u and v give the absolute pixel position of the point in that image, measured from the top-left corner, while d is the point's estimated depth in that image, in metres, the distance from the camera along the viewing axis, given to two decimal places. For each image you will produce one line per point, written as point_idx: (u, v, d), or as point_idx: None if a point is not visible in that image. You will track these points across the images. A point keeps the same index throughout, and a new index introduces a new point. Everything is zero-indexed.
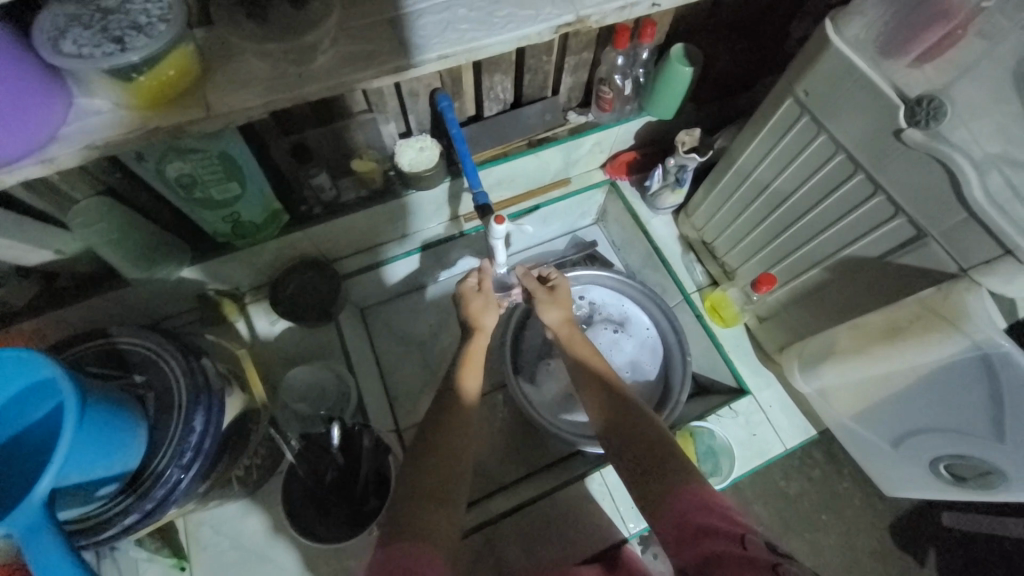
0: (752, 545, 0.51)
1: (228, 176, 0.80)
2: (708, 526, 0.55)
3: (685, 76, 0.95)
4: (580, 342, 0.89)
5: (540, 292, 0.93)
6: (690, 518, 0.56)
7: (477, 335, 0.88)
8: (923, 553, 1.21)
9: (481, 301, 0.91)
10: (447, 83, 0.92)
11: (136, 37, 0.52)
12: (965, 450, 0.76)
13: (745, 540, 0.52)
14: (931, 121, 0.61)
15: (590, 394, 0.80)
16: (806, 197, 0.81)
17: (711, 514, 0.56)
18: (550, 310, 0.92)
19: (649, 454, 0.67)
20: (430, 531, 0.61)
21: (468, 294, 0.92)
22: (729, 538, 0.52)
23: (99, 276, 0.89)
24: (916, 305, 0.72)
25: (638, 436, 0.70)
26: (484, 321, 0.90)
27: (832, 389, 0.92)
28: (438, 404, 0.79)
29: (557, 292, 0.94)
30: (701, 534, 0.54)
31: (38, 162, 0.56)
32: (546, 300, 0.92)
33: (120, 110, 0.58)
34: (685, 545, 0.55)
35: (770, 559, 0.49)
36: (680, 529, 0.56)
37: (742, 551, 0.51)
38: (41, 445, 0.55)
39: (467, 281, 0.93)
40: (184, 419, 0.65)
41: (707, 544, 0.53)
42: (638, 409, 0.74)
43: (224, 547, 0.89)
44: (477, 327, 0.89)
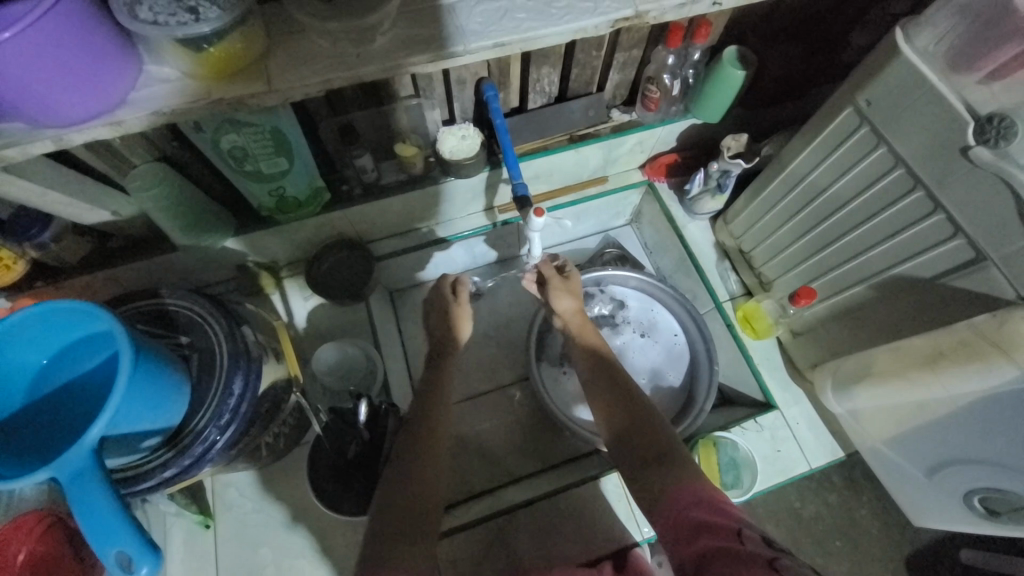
0: (749, 540, 0.50)
1: (277, 151, 0.82)
2: (706, 522, 0.54)
3: (736, 80, 0.93)
4: (591, 334, 0.88)
5: (554, 279, 0.92)
6: (689, 515, 0.55)
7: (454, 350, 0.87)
8: None
9: (460, 310, 0.89)
10: (495, 73, 0.92)
11: (209, 9, 0.53)
12: (1004, 485, 0.73)
13: (741, 536, 0.50)
14: (1001, 139, 0.58)
15: (596, 390, 0.79)
16: (857, 210, 0.78)
17: (709, 510, 0.55)
18: (563, 298, 0.90)
19: (652, 450, 0.67)
20: (411, 516, 0.62)
21: (447, 304, 0.90)
22: (725, 535, 0.51)
23: (148, 240, 0.92)
24: (966, 331, 0.68)
25: (642, 434, 0.70)
26: (461, 331, 0.89)
27: (865, 410, 0.89)
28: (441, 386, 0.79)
29: (571, 281, 0.93)
30: (699, 531, 0.53)
31: (107, 124, 0.59)
32: (560, 288, 0.91)
33: (186, 78, 0.60)
34: (683, 543, 0.54)
35: (768, 555, 0.47)
36: (679, 527, 0.55)
37: (738, 547, 0.49)
38: (93, 394, 0.57)
39: (446, 287, 0.91)
40: (224, 382, 0.67)
41: (704, 540, 0.52)
42: (642, 407, 0.73)
43: (246, 510, 0.92)
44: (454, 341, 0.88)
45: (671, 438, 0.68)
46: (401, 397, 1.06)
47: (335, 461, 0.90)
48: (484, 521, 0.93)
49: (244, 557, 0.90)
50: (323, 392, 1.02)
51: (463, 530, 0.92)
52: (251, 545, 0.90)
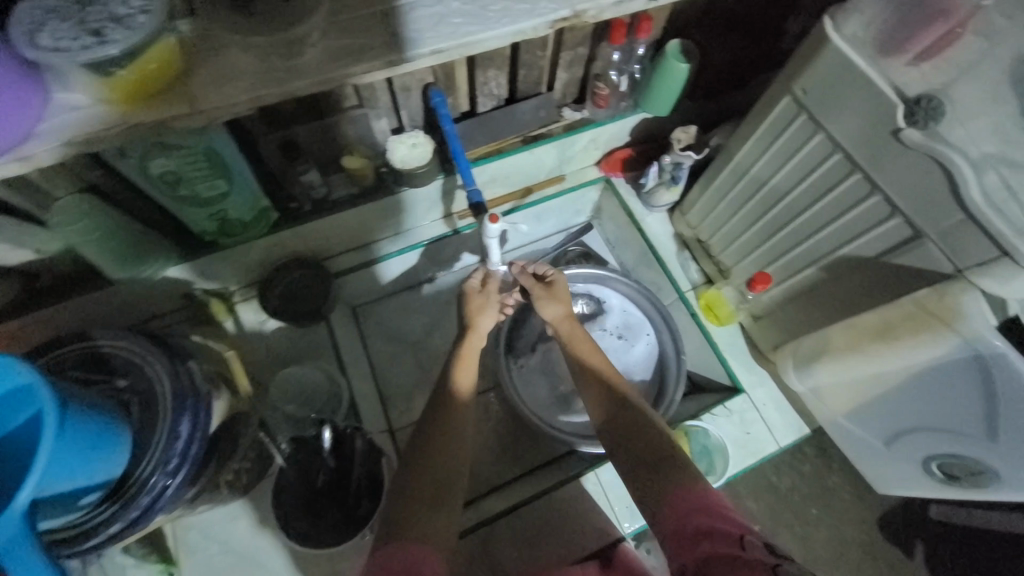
0: (750, 547, 0.51)
1: (214, 173, 0.77)
2: (708, 528, 0.54)
3: (680, 73, 0.94)
4: (580, 336, 0.88)
5: (537, 288, 0.91)
6: (689, 520, 0.56)
7: (470, 337, 0.86)
8: (910, 545, 1.23)
9: (480, 301, 0.89)
10: (440, 78, 0.90)
11: (115, 29, 0.49)
12: (961, 450, 0.77)
13: (743, 542, 0.51)
14: (930, 121, 0.61)
15: (591, 395, 0.80)
16: (802, 196, 0.81)
17: (713, 516, 0.56)
18: (548, 305, 0.90)
19: (652, 453, 0.67)
20: (419, 524, 0.63)
21: (469, 293, 0.90)
22: (728, 541, 0.52)
23: (81, 277, 0.86)
24: (911, 306, 0.70)
25: (642, 437, 0.70)
26: (480, 322, 0.88)
27: (827, 389, 0.92)
28: (435, 401, 0.78)
29: (558, 288, 0.92)
30: (702, 536, 0.54)
31: (13, 160, 0.54)
32: (544, 296, 0.90)
33: (98, 105, 0.56)
34: (685, 548, 0.54)
35: (770, 561, 0.48)
36: (680, 532, 0.56)
37: (740, 553, 0.50)
38: (20, 454, 0.53)
39: (470, 281, 0.92)
40: (169, 425, 0.63)
41: (706, 546, 0.53)
42: (637, 410, 0.73)
43: (213, 551, 0.88)
44: (472, 328, 0.86)
45: (668, 439, 0.69)
46: (371, 416, 1.03)
47: (302, 492, 0.86)
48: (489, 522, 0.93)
49: None
50: (287, 419, 0.98)
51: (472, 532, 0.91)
52: None
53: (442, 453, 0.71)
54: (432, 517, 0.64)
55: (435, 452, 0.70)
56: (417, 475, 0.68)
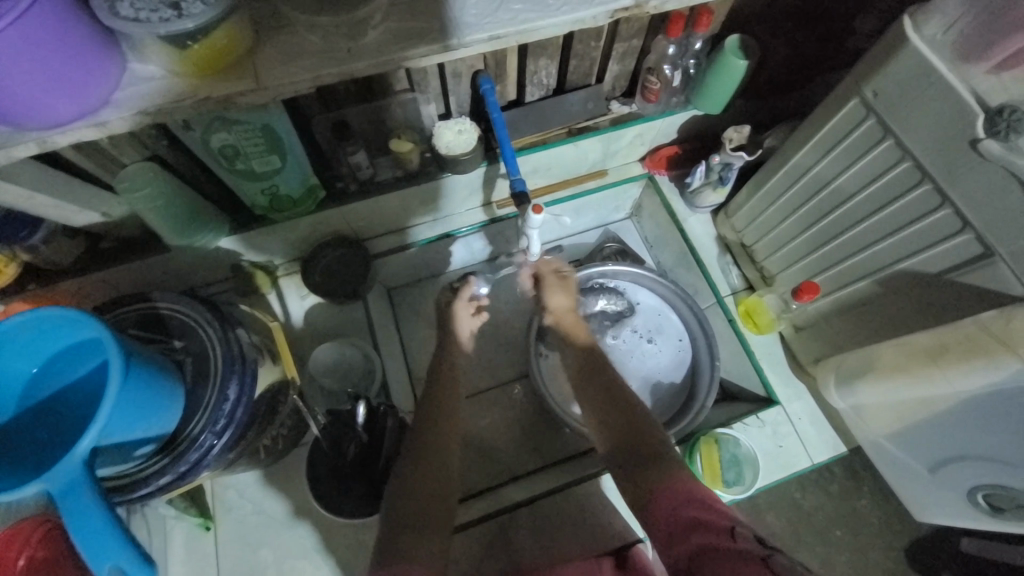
0: (740, 538, 0.51)
1: (269, 149, 0.80)
2: (698, 519, 0.54)
3: (738, 70, 0.91)
4: (580, 332, 0.88)
5: (549, 277, 0.92)
6: (679, 514, 0.56)
7: (455, 344, 0.87)
8: None
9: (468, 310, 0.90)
10: (491, 65, 0.90)
11: (192, 4, 0.51)
12: (1010, 482, 0.72)
13: (734, 533, 0.51)
14: (1011, 132, 0.56)
15: (586, 391, 0.79)
16: (862, 205, 0.77)
17: (701, 507, 0.56)
18: (556, 294, 0.91)
19: (642, 451, 0.67)
20: (425, 504, 0.66)
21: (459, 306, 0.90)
22: (718, 532, 0.52)
23: (141, 241, 0.91)
24: (972, 327, 0.66)
25: (635, 434, 0.70)
26: (460, 329, 0.89)
27: (868, 406, 0.88)
28: (430, 390, 0.80)
29: (569, 280, 0.93)
30: (693, 528, 0.53)
31: (91, 125, 0.57)
32: (553, 286, 0.91)
33: (171, 76, 0.58)
34: (676, 543, 0.54)
35: (760, 552, 0.48)
36: (670, 526, 0.56)
37: (730, 544, 0.50)
38: (86, 403, 0.56)
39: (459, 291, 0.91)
40: (218, 389, 0.66)
41: (696, 539, 0.52)
42: (635, 405, 0.73)
43: (247, 511, 0.92)
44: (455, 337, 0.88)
45: (662, 437, 0.69)
46: (400, 397, 1.05)
47: (333, 462, 0.89)
48: (491, 518, 0.93)
49: (246, 559, 0.89)
50: (321, 392, 1.01)
51: (472, 526, 0.92)
52: (254, 546, 0.90)
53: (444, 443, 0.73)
54: (427, 543, 0.63)
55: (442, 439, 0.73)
56: (414, 458, 0.70)
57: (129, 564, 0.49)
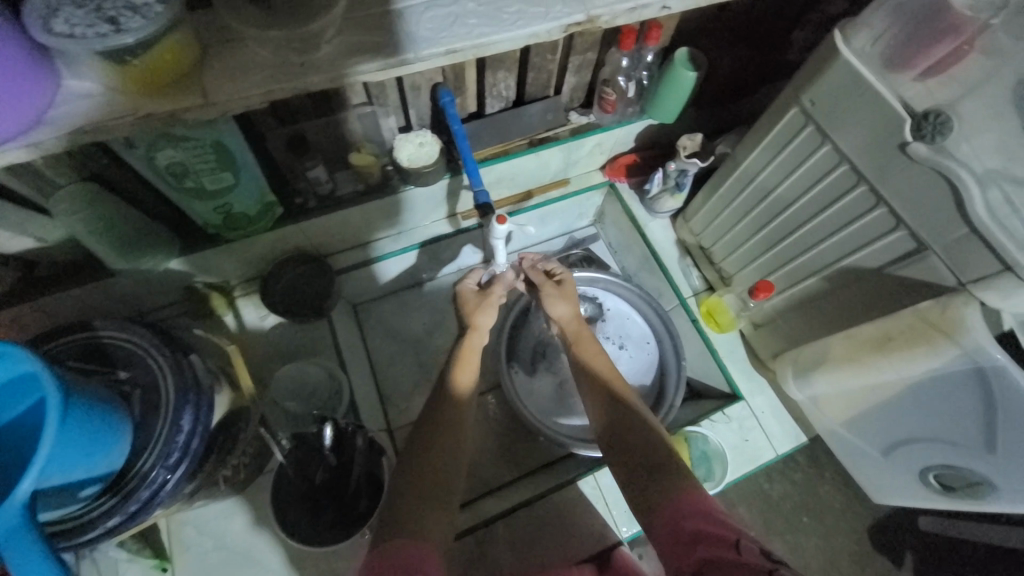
0: (747, 551, 0.51)
1: (221, 166, 0.77)
2: (701, 532, 0.55)
3: (687, 80, 0.96)
4: (586, 340, 0.89)
5: (548, 285, 0.94)
6: (685, 524, 0.57)
7: (472, 336, 0.87)
8: (900, 556, 1.24)
9: (481, 300, 0.91)
10: (450, 78, 0.90)
11: (131, 18, 0.49)
12: (957, 461, 0.77)
13: (740, 546, 0.52)
14: (937, 136, 0.61)
15: (590, 397, 0.80)
16: (807, 206, 0.81)
17: (705, 518, 0.56)
18: (558, 303, 0.93)
19: (650, 458, 0.67)
20: (422, 519, 0.63)
21: (465, 294, 0.93)
22: (722, 544, 0.52)
23: (81, 266, 0.85)
24: (912, 317, 0.71)
25: (636, 439, 0.70)
26: (480, 320, 0.90)
27: (824, 396, 0.92)
28: (436, 397, 0.79)
29: (567, 287, 0.94)
30: (698, 540, 0.54)
31: (25, 146, 0.53)
32: (553, 293, 0.93)
33: (111, 94, 0.55)
34: (681, 553, 0.54)
35: (766, 565, 0.49)
36: (676, 536, 0.56)
37: (735, 557, 0.50)
38: (21, 445, 0.52)
39: (467, 283, 0.94)
40: (171, 419, 0.62)
41: (702, 551, 0.53)
42: (635, 411, 0.74)
43: (208, 547, 0.87)
44: (473, 327, 0.88)
45: (664, 441, 0.70)
46: (370, 415, 1.03)
47: (301, 488, 0.85)
48: (477, 530, 0.91)
49: None
50: (286, 415, 0.97)
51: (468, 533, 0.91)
52: None
53: (435, 454, 0.70)
54: (431, 523, 0.63)
55: (427, 453, 0.70)
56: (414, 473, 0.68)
57: None
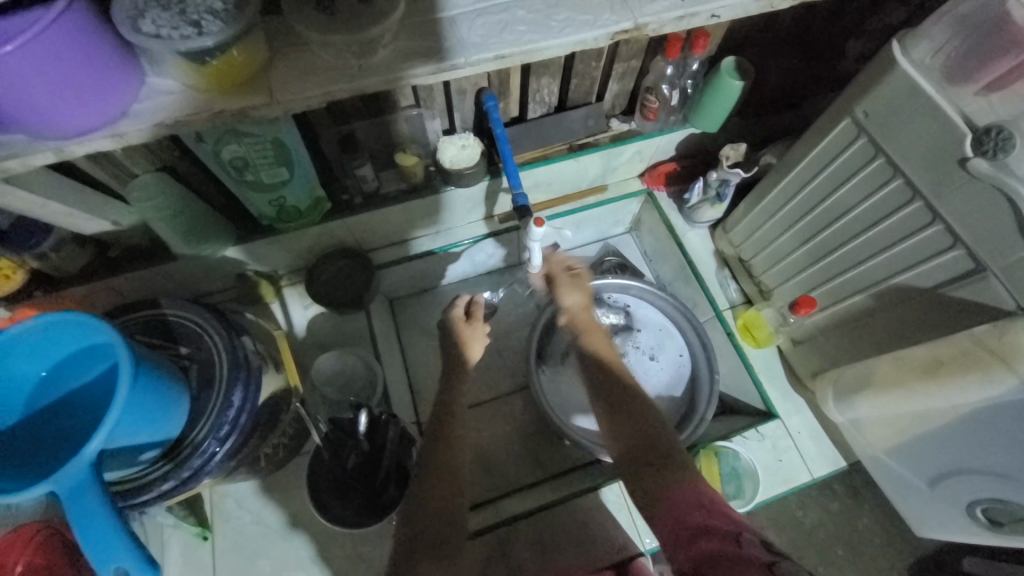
0: (747, 543, 0.52)
1: (278, 161, 0.82)
2: (704, 526, 0.55)
3: (734, 89, 0.95)
4: (596, 330, 0.86)
5: (561, 277, 0.91)
6: (688, 519, 0.57)
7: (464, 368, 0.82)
8: None
9: (472, 331, 0.85)
10: (495, 83, 0.93)
11: (211, 22, 0.54)
12: (1005, 496, 0.72)
13: (741, 541, 0.53)
14: (999, 152, 0.58)
15: (593, 388, 0.79)
16: (856, 221, 0.79)
17: (709, 514, 0.57)
18: (569, 293, 0.89)
19: (651, 450, 0.67)
20: (439, 515, 0.65)
21: (460, 324, 0.85)
22: (724, 539, 0.53)
23: (147, 250, 0.92)
24: (966, 341, 0.67)
25: (642, 436, 0.69)
26: (472, 352, 0.84)
27: (867, 420, 0.88)
28: (446, 381, 0.80)
29: (581, 278, 0.91)
30: (699, 534, 0.55)
31: (110, 136, 0.59)
32: (566, 284, 0.90)
33: (188, 91, 0.60)
34: (683, 547, 0.55)
35: (766, 559, 0.50)
36: (676, 532, 0.57)
37: (736, 550, 0.52)
38: (93, 407, 0.57)
39: (457, 310, 0.86)
40: (223, 395, 0.67)
41: (704, 544, 0.53)
42: (640, 405, 0.73)
43: (244, 522, 0.91)
44: (465, 360, 0.82)
45: (668, 439, 0.69)
46: (400, 407, 1.06)
47: (333, 471, 0.88)
48: (497, 529, 0.92)
49: (243, 570, 0.89)
50: (322, 401, 1.02)
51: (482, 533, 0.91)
52: (251, 557, 0.89)
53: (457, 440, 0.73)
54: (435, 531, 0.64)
55: (451, 437, 0.73)
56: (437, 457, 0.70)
57: (132, 566, 0.50)
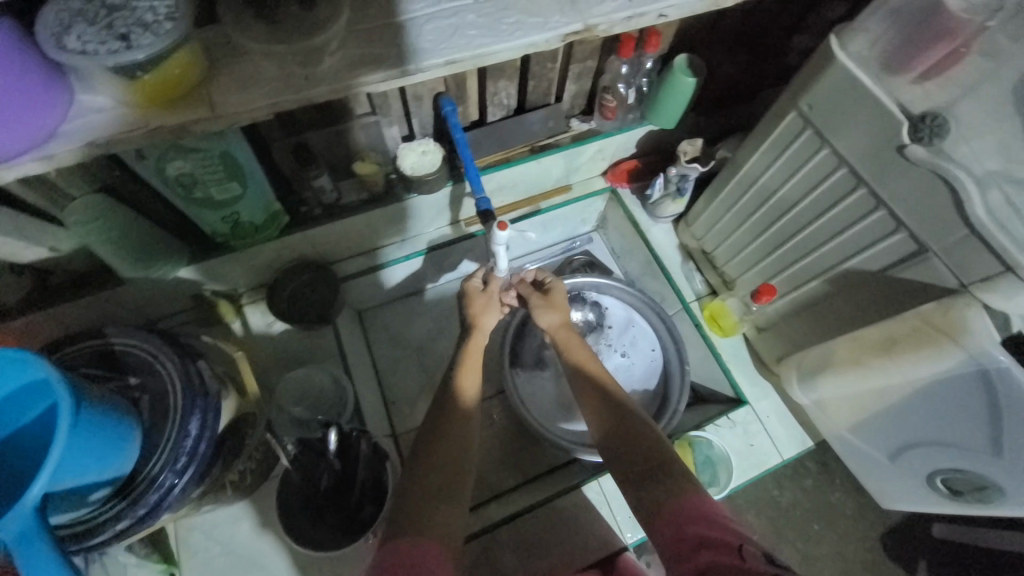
0: (750, 556, 0.51)
1: (228, 176, 0.79)
2: (704, 538, 0.55)
3: (687, 87, 0.97)
4: (577, 346, 0.88)
5: (533, 297, 0.92)
6: (688, 530, 0.56)
7: (474, 337, 0.87)
8: (914, 566, 1.22)
9: (484, 301, 0.90)
10: (452, 88, 0.92)
11: (142, 35, 0.51)
12: (963, 465, 0.75)
13: (743, 551, 0.52)
14: (934, 137, 0.62)
15: (586, 399, 0.80)
16: (807, 209, 0.81)
17: (707, 524, 0.56)
18: (545, 314, 0.91)
19: (650, 460, 0.67)
20: (435, 525, 0.63)
21: (473, 294, 0.90)
22: (727, 550, 0.52)
23: (93, 275, 0.87)
24: (915, 320, 0.71)
25: (638, 444, 0.70)
26: (483, 322, 0.89)
27: (830, 401, 0.91)
28: (433, 411, 0.77)
29: (554, 295, 0.93)
30: (699, 546, 0.54)
31: (38, 158, 0.55)
32: (541, 304, 0.91)
33: (122, 107, 0.57)
34: (684, 558, 0.54)
35: (769, 570, 0.49)
36: (678, 542, 0.56)
37: (738, 563, 0.50)
38: (34, 449, 0.53)
39: (470, 281, 0.91)
40: (179, 424, 0.64)
41: (706, 556, 0.52)
42: (633, 414, 0.74)
43: (215, 553, 0.87)
44: (476, 327, 0.88)
45: (664, 444, 0.69)
46: (374, 420, 1.03)
47: (306, 491, 0.86)
48: (477, 537, 0.91)
49: None
50: (292, 421, 0.98)
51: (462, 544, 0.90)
52: None
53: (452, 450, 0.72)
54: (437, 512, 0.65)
55: (442, 448, 0.72)
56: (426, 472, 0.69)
57: None
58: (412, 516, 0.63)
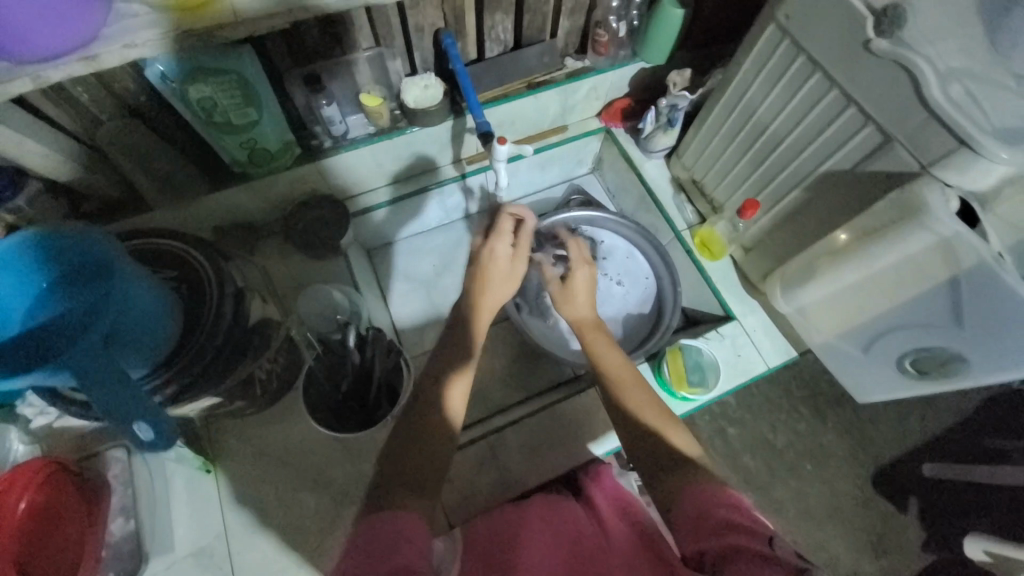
0: (779, 546, 0.51)
1: (245, 101, 0.85)
2: (729, 520, 0.55)
3: (676, 19, 1.02)
4: (603, 344, 0.86)
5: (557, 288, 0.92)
6: (711, 513, 0.57)
7: (480, 316, 0.82)
8: (903, 502, 1.29)
9: (509, 271, 0.85)
10: (451, 21, 0.98)
11: None
12: (928, 342, 0.84)
13: (772, 541, 0.52)
14: (894, 29, 0.67)
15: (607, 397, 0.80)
16: (787, 119, 0.87)
17: (734, 513, 0.56)
18: (569, 304, 0.90)
19: (662, 459, 0.68)
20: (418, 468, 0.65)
21: (495, 258, 0.85)
22: (753, 537, 0.52)
23: (122, 201, 0.94)
24: (886, 206, 0.75)
25: (654, 446, 0.71)
26: (492, 295, 0.84)
27: (812, 306, 0.96)
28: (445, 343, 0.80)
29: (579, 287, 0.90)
30: (723, 527, 0.54)
31: (82, 60, 0.61)
32: (568, 295, 0.90)
33: (154, 13, 0.63)
34: (704, 536, 0.55)
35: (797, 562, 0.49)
36: (698, 522, 0.57)
37: (766, 549, 0.51)
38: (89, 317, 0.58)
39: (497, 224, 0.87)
40: (215, 308, 0.74)
41: (729, 537, 0.53)
42: (651, 417, 0.74)
43: (245, 454, 0.95)
44: (483, 305, 0.83)
45: (680, 446, 0.70)
46: None
47: (329, 398, 0.93)
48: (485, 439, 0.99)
49: (249, 495, 0.93)
50: None
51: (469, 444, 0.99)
52: (255, 483, 0.94)
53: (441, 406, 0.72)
54: (416, 497, 0.61)
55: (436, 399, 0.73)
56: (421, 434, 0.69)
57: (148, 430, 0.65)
58: (408, 475, 0.64)
